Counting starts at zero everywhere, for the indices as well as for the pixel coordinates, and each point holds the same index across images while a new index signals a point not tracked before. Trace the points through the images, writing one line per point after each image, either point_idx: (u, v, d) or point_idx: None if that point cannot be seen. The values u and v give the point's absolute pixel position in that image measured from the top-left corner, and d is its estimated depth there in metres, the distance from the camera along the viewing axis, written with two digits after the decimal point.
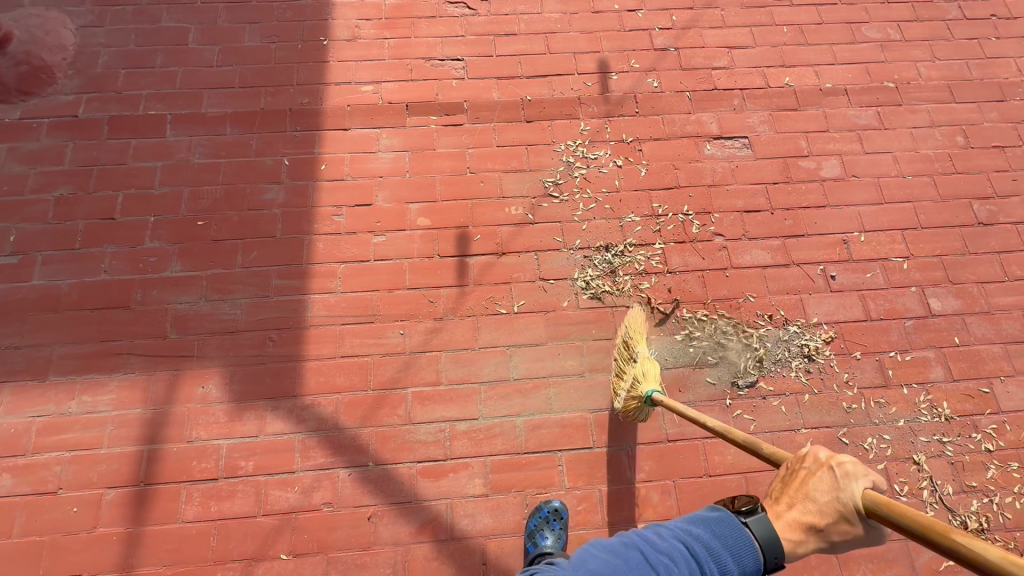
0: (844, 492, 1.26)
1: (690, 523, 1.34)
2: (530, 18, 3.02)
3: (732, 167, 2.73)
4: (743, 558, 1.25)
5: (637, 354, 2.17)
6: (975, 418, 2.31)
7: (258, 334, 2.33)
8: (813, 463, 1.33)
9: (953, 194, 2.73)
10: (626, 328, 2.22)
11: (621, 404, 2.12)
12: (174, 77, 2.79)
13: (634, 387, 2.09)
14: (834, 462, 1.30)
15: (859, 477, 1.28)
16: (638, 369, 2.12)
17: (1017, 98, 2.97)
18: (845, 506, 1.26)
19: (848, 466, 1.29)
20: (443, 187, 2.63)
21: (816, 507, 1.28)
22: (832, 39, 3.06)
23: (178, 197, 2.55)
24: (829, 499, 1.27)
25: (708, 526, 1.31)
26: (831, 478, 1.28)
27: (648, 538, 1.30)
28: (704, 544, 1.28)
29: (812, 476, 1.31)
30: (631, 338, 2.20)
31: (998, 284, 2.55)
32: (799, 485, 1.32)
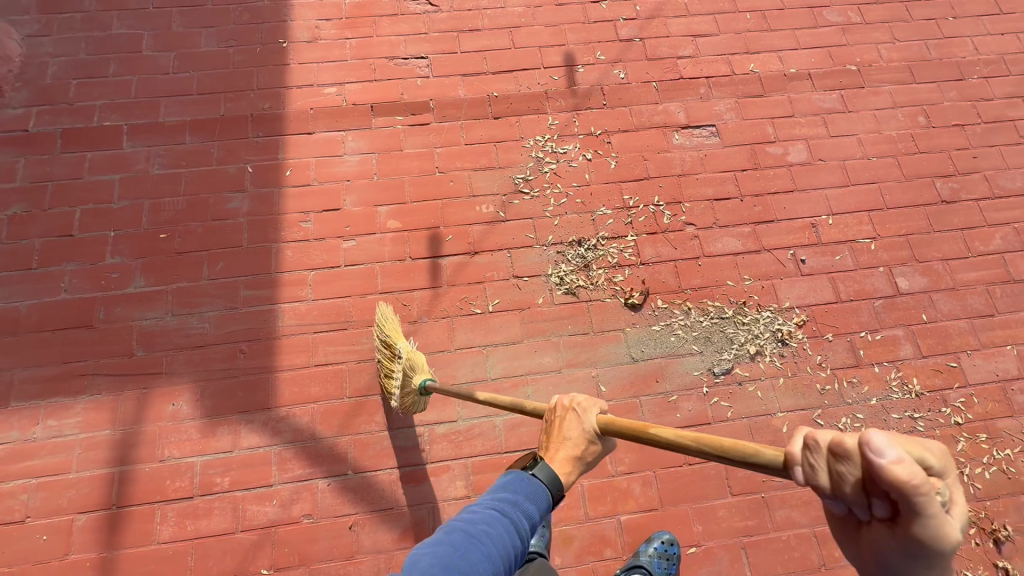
0: (587, 424, 1.25)
1: (492, 489, 1.22)
2: (493, 12, 2.99)
3: (700, 156, 2.74)
4: (545, 501, 1.19)
5: (399, 350, 2.09)
6: (943, 392, 2.36)
7: (229, 347, 2.28)
8: (561, 409, 1.29)
9: (917, 173, 2.77)
10: (382, 327, 2.15)
11: (395, 404, 2.06)
12: (128, 86, 2.70)
13: (404, 382, 2.03)
14: (574, 401, 1.28)
15: (593, 406, 1.27)
16: (406, 364, 2.04)
17: (974, 76, 3.02)
18: (591, 435, 1.25)
19: (585, 399, 1.28)
20: (412, 188, 2.59)
21: (572, 444, 1.24)
22: (794, 24, 3.08)
23: (138, 210, 2.48)
24: (579, 434, 1.25)
25: (507, 485, 1.21)
26: (577, 416, 1.26)
27: (463, 519, 1.15)
28: (512, 502, 1.18)
29: (563, 420, 1.27)
30: (388, 337, 2.12)
31: (961, 260, 2.60)
32: (554, 432, 1.27)
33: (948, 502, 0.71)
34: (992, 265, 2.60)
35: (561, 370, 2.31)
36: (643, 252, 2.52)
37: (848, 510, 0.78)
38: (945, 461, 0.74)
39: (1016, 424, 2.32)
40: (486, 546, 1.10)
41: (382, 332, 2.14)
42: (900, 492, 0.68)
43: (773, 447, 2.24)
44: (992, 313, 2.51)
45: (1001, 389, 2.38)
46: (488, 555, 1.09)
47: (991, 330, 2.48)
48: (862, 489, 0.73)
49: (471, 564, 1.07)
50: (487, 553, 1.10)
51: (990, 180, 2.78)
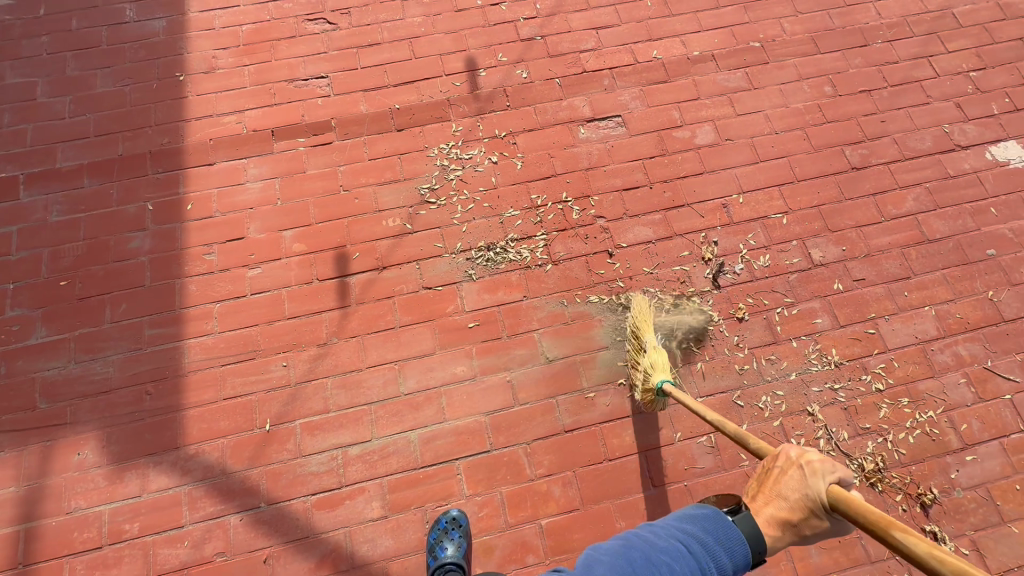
0: (813, 489, 1.26)
1: (684, 522, 1.29)
2: (391, 25, 2.98)
3: (607, 148, 2.71)
4: (739, 552, 1.22)
5: (646, 344, 2.15)
6: (864, 360, 2.34)
7: (134, 390, 2.23)
8: (784, 463, 1.33)
9: (826, 143, 2.75)
10: (633, 319, 2.23)
11: (640, 396, 2.13)
12: (24, 135, 2.67)
13: (646, 379, 2.08)
14: (803, 459, 1.30)
15: (828, 473, 1.27)
16: (648, 360, 2.10)
17: (878, 41, 3.02)
18: (815, 504, 1.26)
19: (816, 465, 1.28)
20: (317, 210, 2.56)
21: (789, 505, 1.29)
22: (695, 7, 3.08)
23: (38, 259, 2.43)
24: (800, 496, 1.28)
25: (702, 523, 1.26)
26: (801, 475, 1.29)
27: (648, 541, 1.24)
28: (703, 543, 1.23)
29: (784, 476, 1.32)
30: (637, 328, 2.20)
31: (875, 226, 2.58)
32: (771, 485, 1.34)
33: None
34: (905, 228, 2.58)
35: (476, 378, 2.27)
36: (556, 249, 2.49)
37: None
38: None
39: (938, 385, 2.31)
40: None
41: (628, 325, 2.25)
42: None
43: (695, 433, 2.21)
44: (908, 276, 2.49)
45: (921, 351, 2.36)
46: None
47: (907, 293, 2.46)
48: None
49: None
50: None
51: (899, 142, 2.77)
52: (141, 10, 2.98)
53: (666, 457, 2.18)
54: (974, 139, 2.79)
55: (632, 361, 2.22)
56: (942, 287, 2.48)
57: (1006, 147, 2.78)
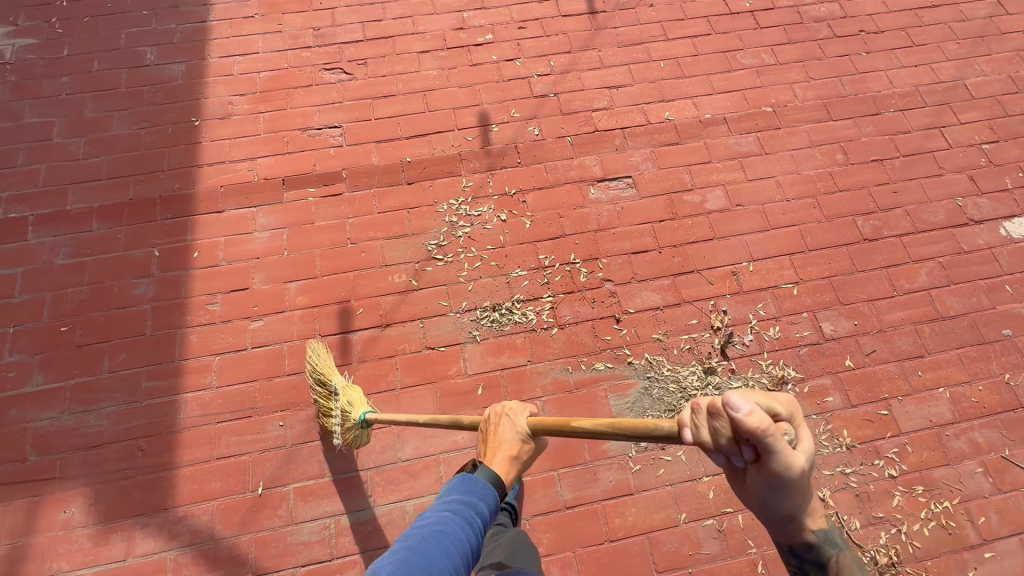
0: (518, 425, 1.46)
1: (442, 495, 1.32)
2: (407, 77, 3.01)
3: (617, 209, 2.70)
4: (492, 497, 1.32)
5: (337, 386, 2.10)
6: (875, 443, 2.27)
7: (126, 445, 2.18)
8: (494, 417, 1.49)
9: (838, 212, 2.73)
10: (316, 367, 2.15)
11: (339, 440, 2.06)
12: (37, 175, 2.68)
13: (346, 417, 2.04)
14: (507, 408, 1.49)
15: (522, 411, 1.50)
16: (346, 399, 2.07)
17: (890, 110, 3.02)
18: (523, 434, 1.46)
19: (514, 405, 1.50)
20: (323, 262, 2.54)
21: (508, 444, 1.44)
22: (708, 69, 3.09)
23: (41, 303, 2.41)
24: (514, 435, 1.45)
25: (457, 487, 1.32)
26: (510, 419, 1.47)
27: (419, 526, 1.23)
28: (462, 504, 1.28)
29: (497, 426, 1.47)
30: (322, 374, 2.13)
31: (886, 300, 2.55)
32: (492, 439, 1.46)
33: (793, 438, 0.98)
34: (918, 303, 2.54)
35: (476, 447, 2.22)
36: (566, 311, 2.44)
37: (727, 459, 1.02)
38: (790, 409, 1.01)
39: (953, 473, 2.23)
40: (445, 542, 1.20)
41: (313, 370, 2.15)
42: (754, 437, 0.93)
43: (700, 515, 2.14)
44: (921, 354, 2.44)
45: (935, 436, 2.29)
46: (446, 550, 1.19)
47: (920, 372, 2.41)
48: (732, 439, 0.97)
49: (433, 562, 1.15)
50: (446, 551, 1.18)
51: (912, 214, 2.75)
52: (161, 54, 3.02)
53: (670, 539, 2.10)
54: (988, 214, 2.76)
55: (323, 408, 2.12)
56: (956, 367, 2.42)
57: (1021, 223, 2.75)
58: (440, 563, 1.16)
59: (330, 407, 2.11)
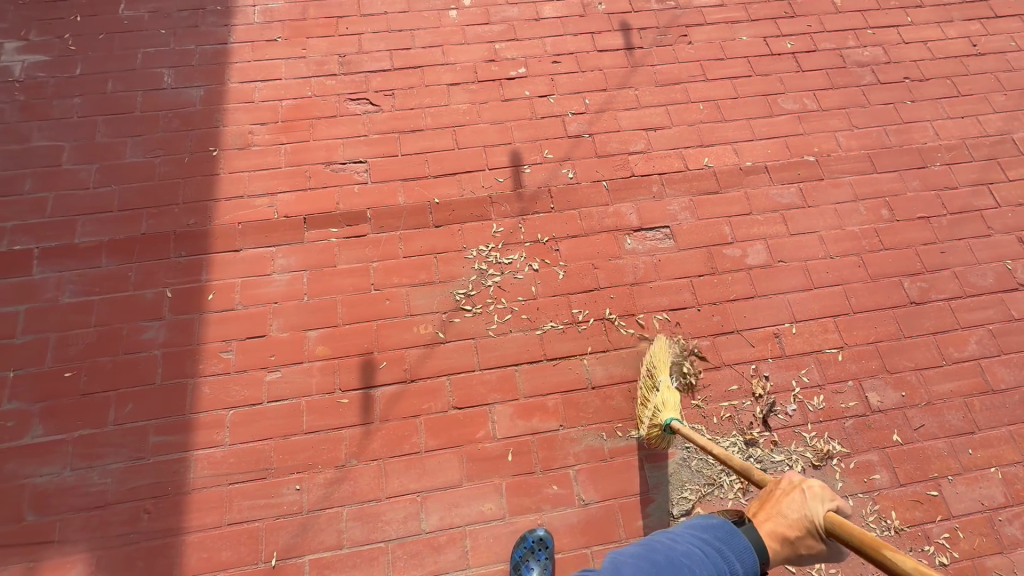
0: (811, 511, 1.35)
1: (692, 531, 1.37)
2: (436, 111, 2.88)
3: (654, 261, 2.58)
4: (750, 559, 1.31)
5: (660, 383, 2.17)
6: (925, 527, 2.16)
7: (131, 506, 2.04)
8: (787, 485, 1.43)
9: (883, 273, 2.62)
10: (649, 356, 2.22)
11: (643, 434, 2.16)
12: (44, 204, 2.53)
13: (654, 415, 2.11)
14: (806, 484, 1.39)
15: (826, 499, 1.35)
16: (659, 398, 2.12)
17: (936, 163, 2.91)
18: (811, 524, 1.34)
19: (817, 488, 1.37)
20: (345, 309, 2.41)
21: (787, 523, 1.37)
22: (749, 113, 2.98)
23: (44, 345, 2.27)
24: (799, 516, 1.36)
25: (713, 531, 1.35)
26: (803, 497, 1.37)
27: (664, 546, 1.33)
28: (713, 551, 1.30)
29: (786, 497, 1.40)
30: (654, 365, 2.21)
31: (935, 369, 2.43)
32: (772, 505, 1.42)
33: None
34: (968, 373, 2.43)
35: (505, 519, 2.09)
36: (681, 361, 2.37)
37: None
38: None
39: (1007, 562, 2.12)
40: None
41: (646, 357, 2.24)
42: None
43: None
44: (972, 430, 2.33)
45: (988, 520, 2.18)
46: None
47: (972, 450, 2.29)
48: None
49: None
50: None
51: (960, 276, 2.64)
52: (179, 76, 2.88)
53: None
54: None
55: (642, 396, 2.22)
56: (1009, 446, 2.31)
57: None
58: None
59: (645, 398, 2.20)
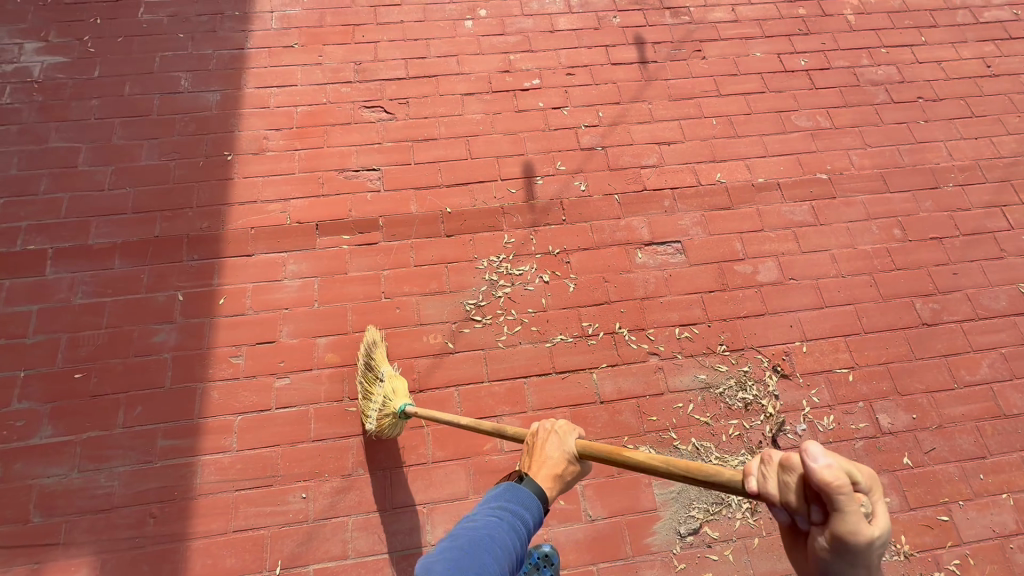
0: (566, 445, 1.43)
1: (488, 499, 1.30)
2: (450, 120, 2.89)
3: (665, 276, 2.57)
4: (538, 508, 1.29)
5: (383, 373, 2.14)
6: (936, 553, 2.13)
7: (137, 510, 2.04)
8: (543, 433, 1.47)
9: (895, 293, 2.61)
10: (365, 350, 2.19)
11: (373, 426, 2.06)
12: (59, 205, 2.55)
13: (385, 404, 2.07)
14: (557, 426, 1.46)
15: (572, 432, 1.46)
16: (388, 387, 2.10)
17: (949, 184, 2.90)
18: (570, 455, 1.42)
19: (564, 424, 1.47)
20: (355, 316, 2.41)
21: (555, 462, 1.40)
22: (762, 130, 2.98)
23: (55, 346, 2.28)
24: (560, 454, 1.42)
25: (503, 494, 1.30)
26: (558, 437, 1.44)
27: (464, 528, 1.21)
28: (510, 511, 1.26)
29: (545, 442, 1.44)
30: (371, 359, 2.17)
31: (947, 392, 2.41)
32: (537, 453, 1.43)
33: (870, 512, 0.90)
34: (980, 397, 2.41)
35: None
36: (694, 379, 2.38)
37: (792, 517, 0.97)
38: (870, 482, 0.93)
39: None
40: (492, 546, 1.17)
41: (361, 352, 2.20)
42: (826, 492, 0.87)
43: None
44: (983, 455, 2.30)
45: (999, 548, 2.15)
46: (495, 554, 1.16)
47: (983, 475, 2.27)
48: (801, 494, 0.93)
49: (481, 565, 1.12)
50: (495, 554, 1.16)
51: (972, 298, 2.62)
52: (196, 80, 2.91)
53: None
54: None
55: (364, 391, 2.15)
56: (1021, 472, 2.28)
57: None
58: (493, 567, 1.13)
59: (370, 391, 2.14)
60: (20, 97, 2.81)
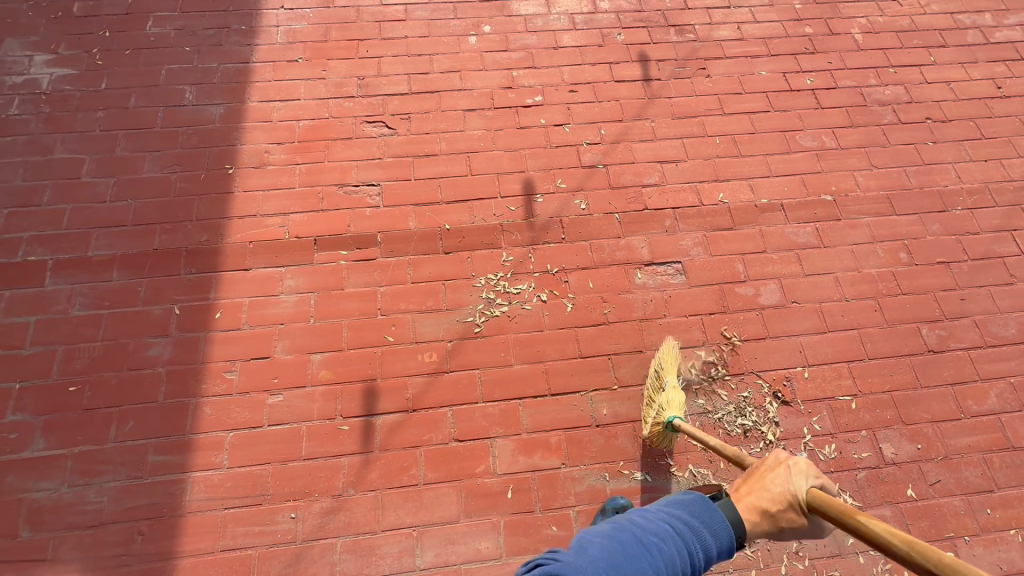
0: (794, 486, 1.26)
1: (666, 505, 1.23)
2: (451, 136, 2.89)
3: (664, 297, 2.54)
4: (724, 536, 1.18)
5: (666, 383, 2.18)
6: None
7: (126, 527, 2.02)
8: (773, 461, 1.34)
9: (900, 318, 2.55)
10: (659, 358, 2.23)
11: (648, 432, 2.15)
12: (62, 216, 2.57)
13: (657, 414, 2.12)
14: (791, 460, 1.30)
15: (812, 475, 1.27)
16: (664, 398, 2.14)
17: (957, 207, 2.85)
18: (794, 499, 1.26)
19: (802, 464, 1.28)
20: (351, 333, 2.40)
21: (770, 498, 1.28)
22: (766, 149, 2.95)
23: (52, 357, 2.28)
24: (782, 491, 1.27)
25: (688, 506, 1.21)
26: (789, 472, 1.29)
27: (638, 523, 1.15)
28: (689, 527, 1.17)
29: (769, 473, 1.31)
30: (661, 366, 2.21)
31: (952, 423, 2.35)
32: (755, 479, 1.33)
33: None
34: (987, 428, 2.34)
35: (501, 559, 2.04)
36: (693, 404, 2.34)
37: None
38: None
39: None
40: (661, 555, 1.09)
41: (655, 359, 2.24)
42: None
43: None
44: (991, 488, 2.24)
45: None
46: (658, 567, 1.07)
47: (990, 509, 2.20)
48: None
49: (641, 570, 1.05)
50: (657, 566, 1.07)
51: (980, 325, 2.56)
52: (201, 94, 2.93)
53: None
54: None
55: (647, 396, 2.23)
56: None
57: None
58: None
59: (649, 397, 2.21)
60: (28, 108, 2.84)
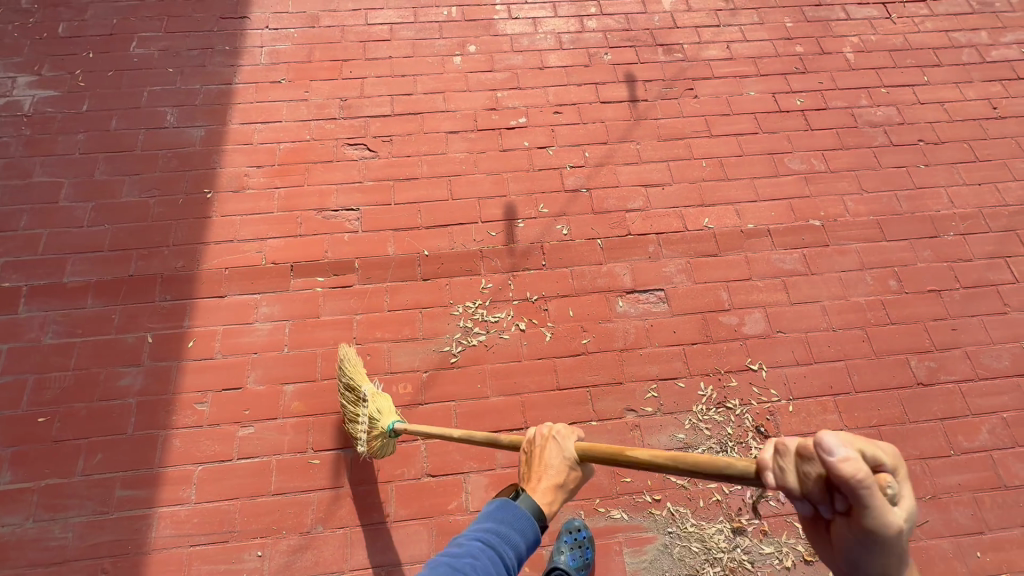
0: (567, 450, 1.45)
1: (479, 520, 1.31)
2: (433, 159, 2.85)
3: (645, 326, 2.49)
4: (529, 529, 1.30)
5: (364, 393, 2.09)
6: None
7: (90, 564, 1.99)
8: (541, 439, 1.48)
9: (888, 349, 2.48)
10: (346, 371, 2.14)
11: (365, 447, 2.05)
12: (38, 241, 2.55)
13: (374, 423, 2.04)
14: (554, 431, 1.47)
15: (571, 434, 1.48)
16: (374, 408, 2.05)
17: (950, 233, 2.78)
18: (571, 461, 1.44)
19: (563, 429, 1.48)
20: (325, 363, 2.36)
21: (557, 470, 1.42)
22: (753, 172, 2.90)
23: (22, 387, 2.26)
24: (560, 461, 1.44)
25: (494, 515, 1.30)
26: (557, 442, 1.46)
27: (451, 552, 1.22)
28: (497, 535, 1.26)
29: (545, 449, 1.45)
30: (352, 380, 2.12)
31: (942, 459, 2.28)
32: (539, 461, 1.45)
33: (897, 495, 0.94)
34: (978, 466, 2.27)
35: None
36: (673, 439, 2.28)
37: (814, 508, 1.01)
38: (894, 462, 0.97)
39: None
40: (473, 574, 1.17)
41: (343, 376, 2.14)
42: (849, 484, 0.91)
43: None
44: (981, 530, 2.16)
45: None
46: None
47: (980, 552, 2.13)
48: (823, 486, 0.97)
49: None
50: None
51: (972, 357, 2.49)
52: (182, 116, 2.91)
53: None
54: None
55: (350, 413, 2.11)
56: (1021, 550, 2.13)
57: None
58: None
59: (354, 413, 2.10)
60: (9, 131, 2.83)
